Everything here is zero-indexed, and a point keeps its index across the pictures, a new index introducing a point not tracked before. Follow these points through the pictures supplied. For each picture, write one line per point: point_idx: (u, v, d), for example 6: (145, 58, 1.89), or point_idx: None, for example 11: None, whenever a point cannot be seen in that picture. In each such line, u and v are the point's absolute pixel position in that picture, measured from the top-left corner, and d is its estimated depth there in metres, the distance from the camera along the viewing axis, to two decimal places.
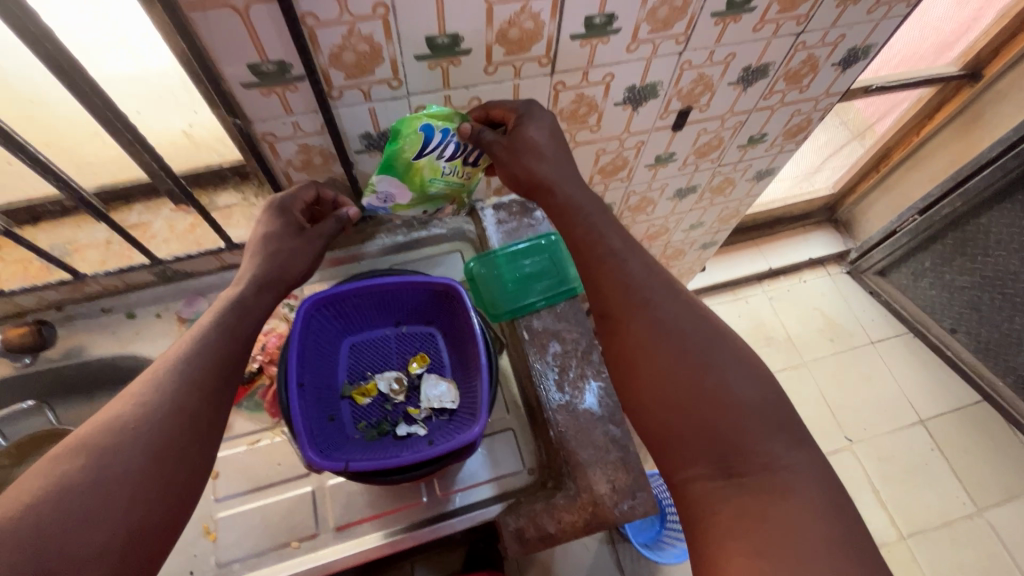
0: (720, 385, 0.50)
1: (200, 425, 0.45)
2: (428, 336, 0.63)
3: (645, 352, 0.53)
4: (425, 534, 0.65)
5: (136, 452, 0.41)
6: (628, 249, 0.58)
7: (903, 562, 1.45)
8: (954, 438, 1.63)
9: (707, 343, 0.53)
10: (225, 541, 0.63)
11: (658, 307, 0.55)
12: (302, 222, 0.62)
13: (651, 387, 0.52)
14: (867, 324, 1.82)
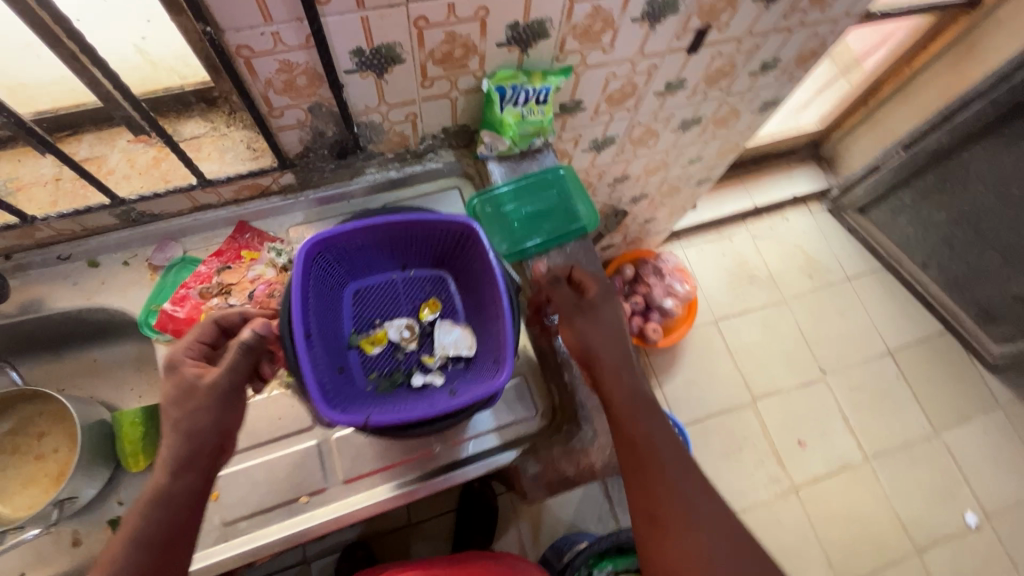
0: (721, 549, 0.53)
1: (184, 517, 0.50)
2: (437, 280, 0.59)
3: (656, 501, 0.55)
4: (439, 483, 0.64)
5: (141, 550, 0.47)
6: (639, 388, 0.62)
7: (867, 480, 1.57)
8: (918, 367, 1.73)
9: (709, 498, 0.56)
10: (229, 500, 0.60)
11: (680, 480, 0.56)
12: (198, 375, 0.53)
13: (659, 534, 0.55)
14: (844, 260, 1.85)
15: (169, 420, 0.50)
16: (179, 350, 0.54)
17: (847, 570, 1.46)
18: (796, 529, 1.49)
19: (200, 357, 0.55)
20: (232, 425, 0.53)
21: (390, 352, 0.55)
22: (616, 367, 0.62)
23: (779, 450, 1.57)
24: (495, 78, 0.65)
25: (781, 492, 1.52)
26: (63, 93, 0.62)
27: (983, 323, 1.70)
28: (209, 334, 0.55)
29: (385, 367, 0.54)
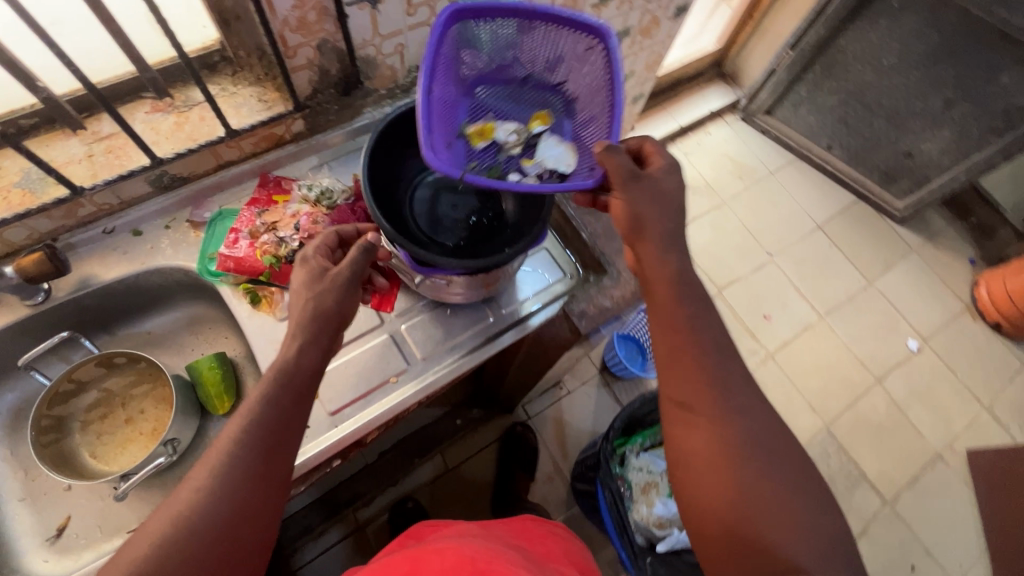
0: (766, 513, 0.57)
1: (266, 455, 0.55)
2: (555, 102, 0.71)
3: (704, 461, 0.60)
4: (504, 343, 0.75)
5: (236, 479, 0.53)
6: (701, 332, 0.63)
7: (825, 334, 1.81)
8: (844, 233, 1.99)
9: (759, 470, 0.59)
10: (329, 393, 0.68)
11: (731, 398, 0.61)
12: (324, 265, 0.63)
13: (704, 490, 0.59)
14: (765, 158, 2.10)
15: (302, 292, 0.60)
16: (309, 246, 0.64)
17: (826, 410, 1.70)
18: (779, 387, 1.71)
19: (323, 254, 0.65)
20: (345, 316, 0.62)
21: (456, 211, 0.69)
22: (670, 292, 0.64)
23: (749, 327, 1.78)
24: None
25: (760, 361, 1.74)
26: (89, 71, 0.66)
27: (885, 183, 1.99)
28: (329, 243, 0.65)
29: (450, 226, 0.68)
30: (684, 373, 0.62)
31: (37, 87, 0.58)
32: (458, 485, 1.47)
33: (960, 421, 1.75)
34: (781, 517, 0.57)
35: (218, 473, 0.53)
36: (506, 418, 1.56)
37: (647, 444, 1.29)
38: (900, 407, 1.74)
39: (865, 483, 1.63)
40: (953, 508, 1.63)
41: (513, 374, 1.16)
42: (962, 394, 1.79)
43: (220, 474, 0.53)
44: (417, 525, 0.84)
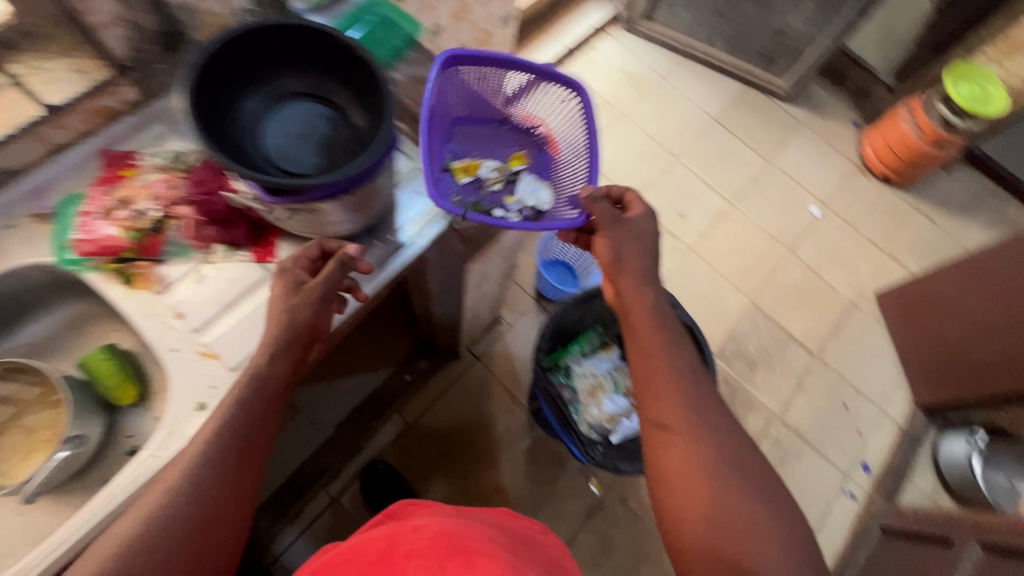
0: (739, 516, 0.67)
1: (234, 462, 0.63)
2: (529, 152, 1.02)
3: (682, 477, 0.70)
4: (396, 267, 0.75)
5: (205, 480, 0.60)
6: (671, 361, 0.77)
7: (738, 218, 1.91)
8: (739, 121, 2.08)
9: (730, 480, 0.69)
10: (226, 350, 0.67)
11: (701, 418, 0.73)
12: (302, 278, 0.66)
13: (684, 503, 0.69)
14: (654, 63, 2.13)
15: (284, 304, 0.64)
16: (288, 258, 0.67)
17: (750, 287, 1.82)
18: (703, 276, 1.81)
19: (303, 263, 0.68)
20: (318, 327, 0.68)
21: (299, 131, 0.68)
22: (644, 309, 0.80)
23: (668, 227, 1.86)
24: None
25: (683, 256, 1.83)
26: None
27: (767, 65, 2.07)
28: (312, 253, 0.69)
29: (295, 147, 0.67)
30: (655, 396, 0.75)
31: None
32: (422, 437, 1.50)
33: (867, 269, 1.91)
34: (750, 515, 0.67)
35: (189, 470, 0.60)
36: (455, 364, 1.58)
37: (586, 351, 1.35)
38: (814, 269, 1.88)
39: (794, 343, 1.77)
40: (872, 347, 1.80)
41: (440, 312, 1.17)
42: (865, 245, 1.94)
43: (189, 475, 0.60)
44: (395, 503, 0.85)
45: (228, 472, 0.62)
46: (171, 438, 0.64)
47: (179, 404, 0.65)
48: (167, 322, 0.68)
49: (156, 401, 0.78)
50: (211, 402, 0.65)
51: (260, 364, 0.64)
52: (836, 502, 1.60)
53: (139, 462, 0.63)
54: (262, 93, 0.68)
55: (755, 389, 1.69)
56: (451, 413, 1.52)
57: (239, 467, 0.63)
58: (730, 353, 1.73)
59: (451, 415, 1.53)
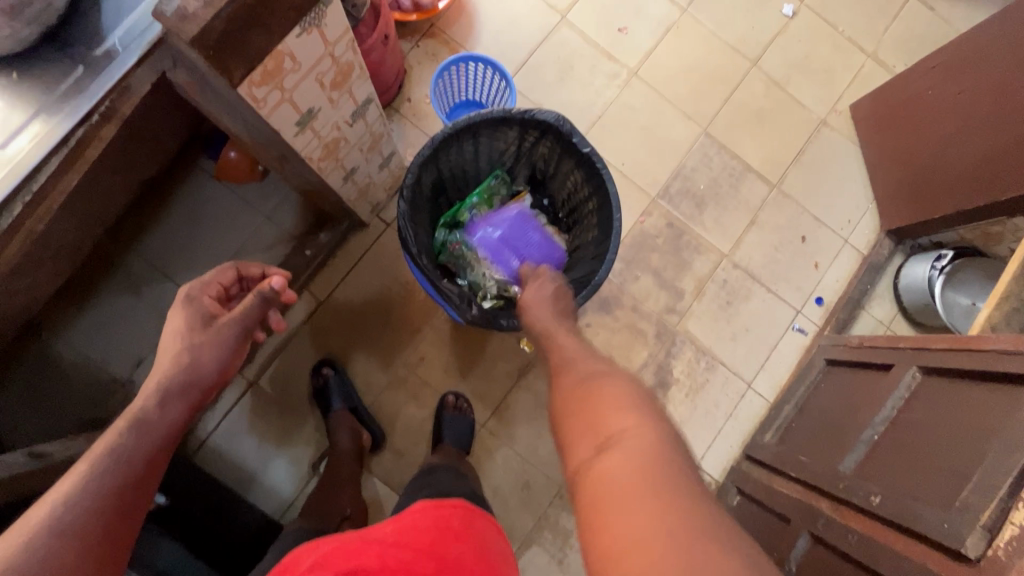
0: (607, 396, 0.66)
1: (144, 464, 0.62)
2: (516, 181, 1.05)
3: (565, 393, 0.71)
4: (103, 92, 0.60)
5: (120, 464, 0.60)
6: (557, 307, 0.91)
7: (691, 29, 1.59)
8: None
9: (602, 375, 0.70)
10: None
11: (575, 351, 0.78)
12: (209, 312, 0.78)
13: (565, 397, 0.70)
14: None
15: (205, 339, 0.74)
16: (202, 304, 0.78)
17: (702, 113, 1.56)
18: (647, 104, 1.55)
19: (208, 293, 0.81)
20: (229, 365, 0.78)
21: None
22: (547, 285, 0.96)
23: (605, 47, 1.55)
24: None
25: (623, 83, 1.54)
26: None
27: None
28: (224, 279, 0.84)
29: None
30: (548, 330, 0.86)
31: None
32: (335, 314, 1.41)
33: (844, 78, 1.62)
34: (618, 394, 0.66)
35: (102, 453, 0.60)
36: (363, 233, 1.43)
37: (493, 202, 1.15)
38: (780, 83, 1.60)
39: (751, 173, 1.56)
40: (840, 170, 1.59)
41: (292, 168, 0.99)
42: (845, 48, 1.63)
43: (102, 459, 0.59)
44: (289, 556, 0.59)
45: (142, 467, 0.62)
46: None
47: None
48: None
49: None
50: None
51: (177, 362, 0.70)
52: (784, 337, 1.53)
53: None
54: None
55: (704, 230, 1.53)
56: (364, 287, 1.42)
57: (152, 470, 0.63)
58: (676, 192, 1.53)
59: (365, 289, 1.42)
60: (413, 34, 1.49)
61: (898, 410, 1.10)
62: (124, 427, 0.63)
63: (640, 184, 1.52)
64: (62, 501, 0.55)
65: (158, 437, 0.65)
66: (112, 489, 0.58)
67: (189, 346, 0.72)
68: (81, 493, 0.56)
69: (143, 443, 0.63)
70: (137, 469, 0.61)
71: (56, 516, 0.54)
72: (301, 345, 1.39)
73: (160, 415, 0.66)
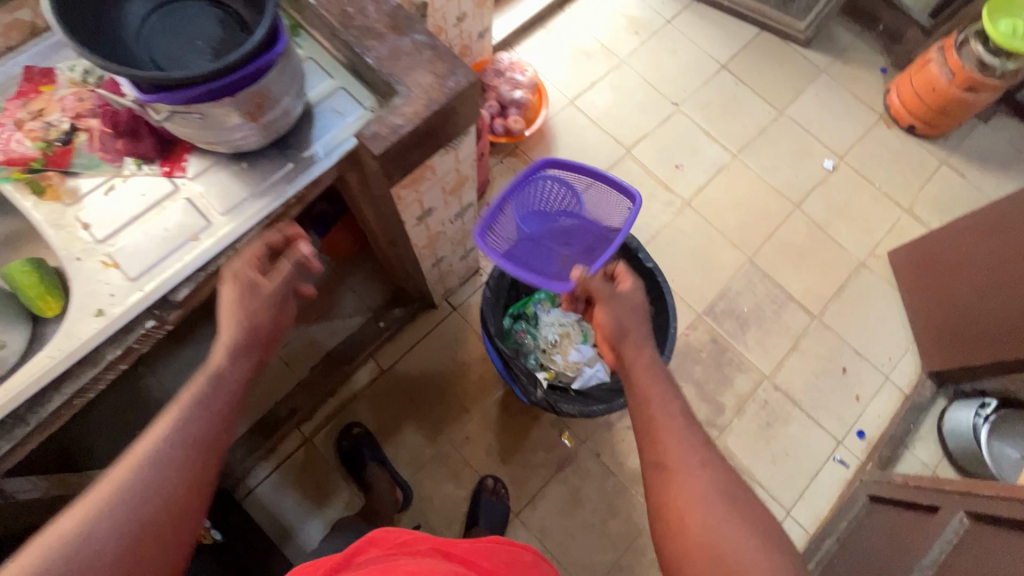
0: (735, 551, 0.64)
1: (219, 421, 0.65)
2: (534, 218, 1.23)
3: (679, 513, 0.68)
4: (304, 185, 0.73)
5: (195, 422, 0.63)
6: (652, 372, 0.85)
7: (740, 172, 1.80)
8: (749, 68, 1.93)
9: (725, 511, 0.67)
10: (128, 261, 0.67)
11: (693, 453, 0.73)
12: (257, 280, 0.70)
13: (682, 523, 0.67)
14: (659, 7, 2.00)
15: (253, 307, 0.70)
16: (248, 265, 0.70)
17: (748, 244, 1.72)
18: (697, 231, 1.72)
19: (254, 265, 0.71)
20: (280, 326, 0.75)
21: (180, 26, 0.66)
22: (631, 343, 0.88)
23: (663, 179, 1.77)
24: None
25: (677, 210, 1.74)
26: None
27: (783, 5, 1.91)
28: (270, 241, 0.72)
29: (180, 45, 0.65)
30: (650, 417, 0.78)
31: None
32: (394, 384, 1.52)
33: (881, 227, 1.77)
34: (746, 554, 0.63)
35: (182, 407, 0.63)
36: (432, 313, 1.58)
37: (556, 300, 1.29)
38: (821, 226, 1.75)
39: (793, 303, 1.67)
40: (879, 309, 1.68)
41: (397, 252, 1.16)
42: (881, 201, 1.80)
43: (181, 419, 0.62)
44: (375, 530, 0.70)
45: (217, 423, 0.64)
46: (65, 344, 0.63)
47: (78, 310, 0.65)
48: (74, 232, 0.69)
49: None
50: (110, 309, 0.65)
51: (241, 326, 0.69)
52: (825, 467, 1.52)
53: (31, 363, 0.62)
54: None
55: (747, 349, 1.61)
56: (424, 362, 1.54)
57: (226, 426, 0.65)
58: (721, 311, 1.64)
59: (425, 363, 1.53)
60: (499, 153, 1.75)
61: (946, 553, 1.07)
62: (203, 382, 0.66)
63: (688, 300, 1.65)
64: (149, 456, 0.59)
65: (234, 396, 0.68)
66: (188, 447, 0.61)
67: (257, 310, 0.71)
68: (161, 448, 0.60)
69: (219, 401, 0.66)
70: (211, 426, 0.64)
71: (139, 471, 0.58)
72: (358, 409, 1.49)
73: (230, 375, 0.68)
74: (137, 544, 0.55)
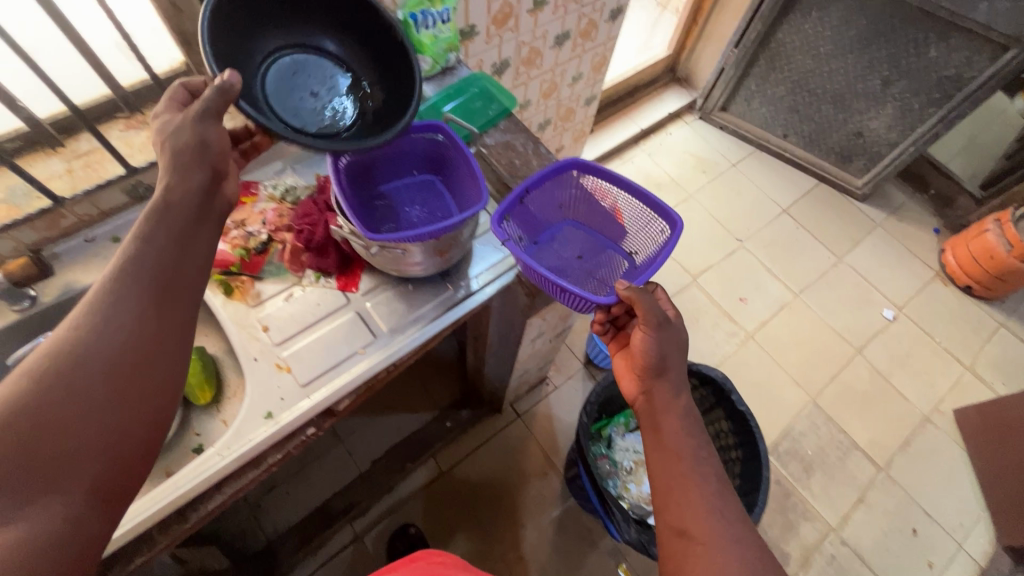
0: None
1: (172, 272, 0.56)
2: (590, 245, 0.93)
3: None
4: (463, 311, 0.79)
5: (142, 279, 0.53)
6: (687, 430, 0.68)
7: (802, 310, 1.86)
8: (808, 215, 2.07)
9: None
10: (299, 367, 0.72)
11: (725, 530, 0.60)
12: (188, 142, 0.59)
13: None
14: (725, 152, 2.19)
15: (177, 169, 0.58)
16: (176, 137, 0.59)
17: (812, 384, 1.73)
18: (761, 365, 1.75)
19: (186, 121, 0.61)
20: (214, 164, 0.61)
21: (303, 75, 0.70)
22: (661, 391, 0.72)
23: (727, 310, 1.83)
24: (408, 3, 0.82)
25: (741, 342, 1.78)
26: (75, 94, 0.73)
27: (842, 164, 2.08)
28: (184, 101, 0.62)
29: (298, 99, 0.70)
30: (675, 481, 0.64)
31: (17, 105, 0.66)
32: (452, 488, 1.49)
33: (944, 383, 1.77)
34: None
35: (125, 257, 0.53)
36: (496, 418, 1.59)
37: (631, 424, 1.31)
38: (883, 374, 1.77)
39: (858, 451, 1.64)
40: (947, 469, 1.64)
41: (492, 361, 1.20)
42: (942, 357, 1.82)
43: (127, 270, 0.53)
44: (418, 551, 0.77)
45: (170, 274, 0.55)
46: (235, 444, 0.66)
47: (250, 411, 0.69)
48: (254, 333, 0.75)
49: (227, 407, 0.80)
50: (278, 413, 0.69)
51: (175, 195, 0.57)
52: None
53: (202, 460, 0.65)
54: (280, 33, 0.69)
55: (812, 496, 1.56)
56: (484, 468, 1.52)
57: (181, 275, 0.56)
58: (784, 451, 1.62)
59: (485, 469, 1.52)
60: None
61: None
62: (147, 233, 0.55)
63: None
64: (94, 326, 0.50)
65: (191, 234, 0.58)
66: (144, 312, 0.52)
67: (183, 186, 0.58)
68: (104, 312, 0.50)
69: (166, 247, 0.56)
70: (164, 281, 0.55)
71: (77, 347, 0.48)
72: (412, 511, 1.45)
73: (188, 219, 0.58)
74: (106, 423, 0.48)
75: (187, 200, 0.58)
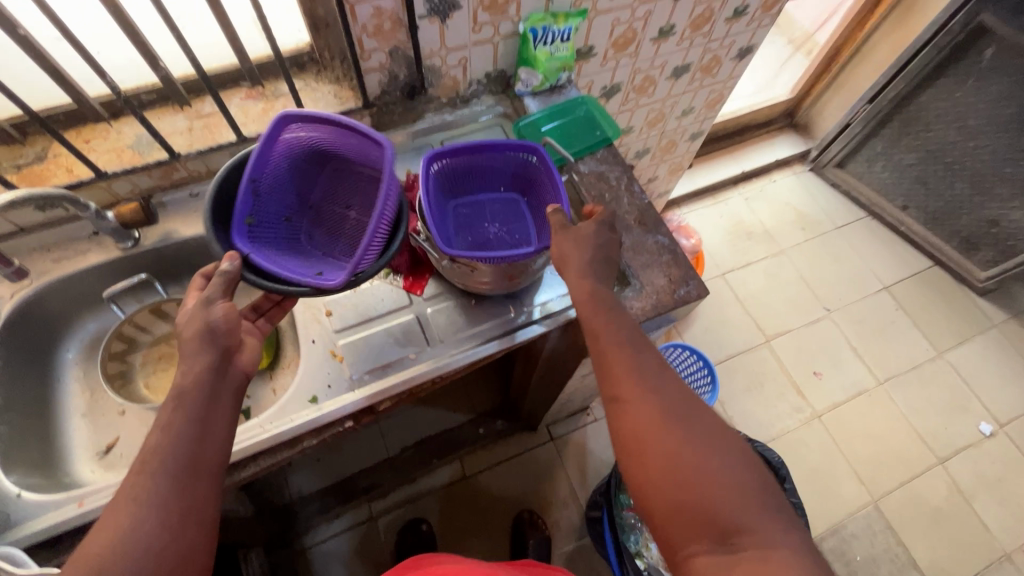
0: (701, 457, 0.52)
1: (201, 454, 0.51)
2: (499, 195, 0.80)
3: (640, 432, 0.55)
4: (520, 339, 0.77)
5: (165, 474, 0.48)
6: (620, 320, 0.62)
7: (882, 401, 1.69)
8: (912, 298, 1.87)
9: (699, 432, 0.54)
10: (352, 359, 0.74)
11: (648, 376, 0.58)
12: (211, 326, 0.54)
13: (648, 449, 0.54)
14: (831, 212, 2.02)
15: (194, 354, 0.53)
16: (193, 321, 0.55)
17: (877, 484, 1.56)
18: (822, 450, 1.60)
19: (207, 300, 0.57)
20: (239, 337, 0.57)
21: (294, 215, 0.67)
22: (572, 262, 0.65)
23: (797, 382, 1.69)
24: (532, 16, 0.81)
25: (805, 419, 1.64)
26: (204, 59, 0.78)
27: (966, 251, 1.86)
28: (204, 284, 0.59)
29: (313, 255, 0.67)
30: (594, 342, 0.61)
31: (157, 65, 0.70)
32: (471, 494, 1.48)
33: None
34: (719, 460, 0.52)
35: (150, 451, 0.49)
36: (529, 435, 1.57)
37: None
38: (965, 494, 1.57)
39: (914, 571, 1.47)
40: None
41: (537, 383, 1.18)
42: None
43: (151, 468, 0.48)
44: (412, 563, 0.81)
45: (195, 461, 0.50)
46: (277, 420, 0.69)
47: (295, 393, 0.71)
48: (317, 315, 0.77)
49: (280, 375, 0.84)
50: (322, 399, 0.71)
51: (197, 379, 0.52)
52: None
53: (245, 429, 0.68)
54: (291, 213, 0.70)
55: None
56: (507, 482, 1.50)
57: (209, 454, 0.51)
58: (829, 549, 1.48)
59: (508, 484, 1.50)
60: None
61: None
62: (167, 423, 0.50)
63: None
64: (118, 536, 0.45)
65: (219, 414, 0.53)
66: (173, 502, 0.48)
67: (202, 370, 0.53)
68: (133, 517, 0.46)
69: (190, 435, 0.50)
70: (190, 467, 0.50)
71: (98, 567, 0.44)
72: (429, 506, 1.45)
73: (220, 399, 0.54)
74: None
75: (199, 382, 0.52)
